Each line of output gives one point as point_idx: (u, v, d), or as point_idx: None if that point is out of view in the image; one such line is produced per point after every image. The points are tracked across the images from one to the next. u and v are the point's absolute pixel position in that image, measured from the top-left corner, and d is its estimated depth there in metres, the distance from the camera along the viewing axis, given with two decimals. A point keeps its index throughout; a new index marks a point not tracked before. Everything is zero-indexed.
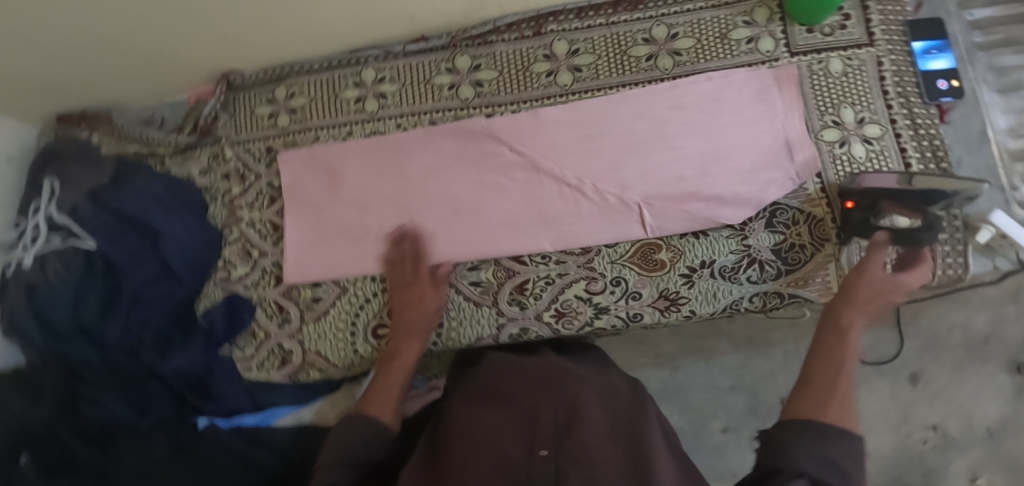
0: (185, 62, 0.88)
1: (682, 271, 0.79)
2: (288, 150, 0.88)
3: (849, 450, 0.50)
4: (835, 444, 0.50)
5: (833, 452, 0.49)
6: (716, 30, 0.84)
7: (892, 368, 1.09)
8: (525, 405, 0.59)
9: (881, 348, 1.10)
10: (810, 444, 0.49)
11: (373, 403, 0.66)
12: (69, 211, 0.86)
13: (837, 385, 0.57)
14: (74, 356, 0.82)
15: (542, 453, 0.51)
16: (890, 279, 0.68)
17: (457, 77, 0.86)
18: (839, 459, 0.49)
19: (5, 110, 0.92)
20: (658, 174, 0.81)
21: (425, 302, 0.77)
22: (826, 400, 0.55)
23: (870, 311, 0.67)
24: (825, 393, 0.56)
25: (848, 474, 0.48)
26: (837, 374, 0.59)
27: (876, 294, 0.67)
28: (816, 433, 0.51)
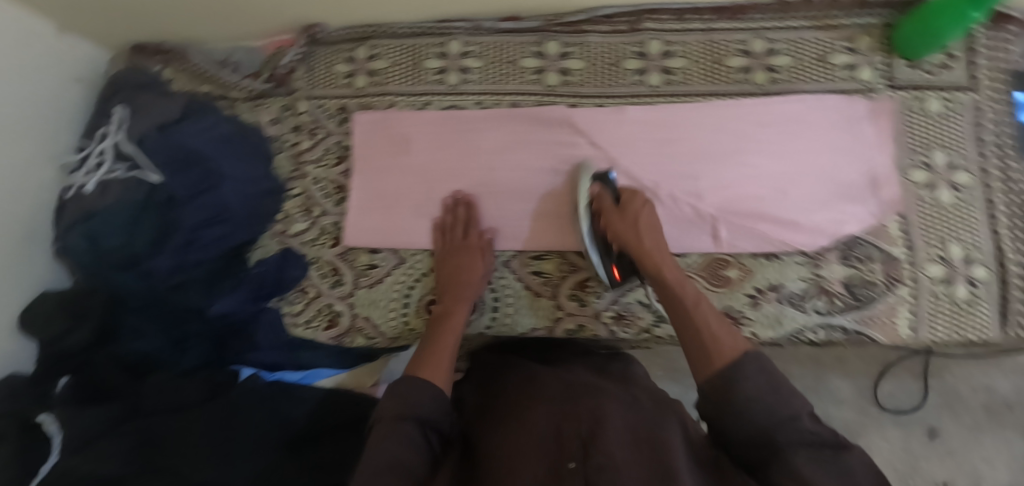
0: (271, 9, 0.86)
1: (748, 291, 0.77)
2: (362, 111, 0.87)
3: (775, 376, 0.55)
4: (761, 370, 0.55)
5: (760, 389, 0.53)
6: (816, 52, 0.81)
7: (908, 419, 1.08)
8: (545, 420, 0.56)
9: (902, 396, 1.09)
10: (756, 392, 0.53)
11: (433, 362, 0.65)
12: (136, 141, 0.85)
13: (722, 329, 0.61)
14: (120, 284, 0.81)
15: (570, 465, 0.48)
16: (640, 228, 0.72)
17: (545, 63, 0.84)
18: (778, 394, 0.53)
19: (86, 30, 0.92)
20: (737, 189, 0.79)
21: (476, 269, 0.76)
22: (727, 345, 0.59)
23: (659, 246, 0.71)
24: (722, 344, 0.59)
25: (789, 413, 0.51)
26: (715, 327, 0.61)
27: (647, 234, 0.72)
28: (758, 371, 0.55)
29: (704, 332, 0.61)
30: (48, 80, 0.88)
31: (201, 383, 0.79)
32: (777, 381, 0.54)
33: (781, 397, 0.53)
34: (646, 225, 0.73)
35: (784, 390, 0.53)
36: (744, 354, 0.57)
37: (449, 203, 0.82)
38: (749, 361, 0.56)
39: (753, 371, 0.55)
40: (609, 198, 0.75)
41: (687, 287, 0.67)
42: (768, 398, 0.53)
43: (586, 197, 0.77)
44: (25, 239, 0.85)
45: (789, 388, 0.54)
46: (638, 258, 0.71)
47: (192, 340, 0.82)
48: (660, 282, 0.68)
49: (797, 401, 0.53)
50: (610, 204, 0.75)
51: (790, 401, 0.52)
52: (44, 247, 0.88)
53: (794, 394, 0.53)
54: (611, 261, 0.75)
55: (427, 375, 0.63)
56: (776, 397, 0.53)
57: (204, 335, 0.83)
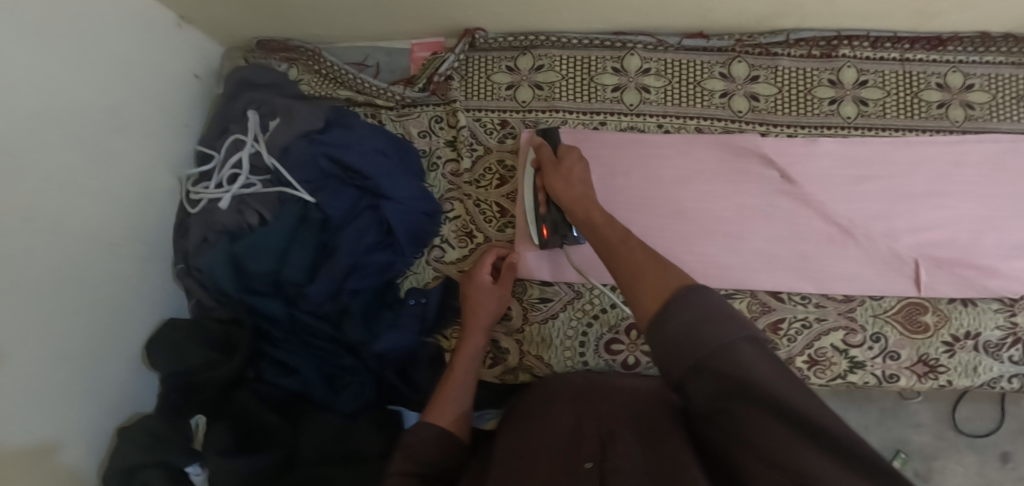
0: (437, 12, 0.77)
1: (945, 338, 0.74)
2: (530, 128, 0.80)
3: (708, 309, 0.40)
4: (692, 307, 0.40)
5: (682, 314, 0.40)
6: (1013, 89, 0.78)
7: (983, 443, 0.91)
8: (560, 421, 0.56)
9: (978, 419, 0.92)
10: (689, 321, 0.39)
11: (440, 403, 0.64)
12: (280, 152, 0.75)
13: (651, 264, 0.47)
14: (263, 311, 0.73)
15: (587, 465, 0.49)
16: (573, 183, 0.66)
17: (731, 86, 0.79)
18: (705, 329, 0.38)
19: (215, 20, 0.82)
20: (934, 230, 0.76)
21: (478, 295, 0.72)
22: (658, 278, 0.45)
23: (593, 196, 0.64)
24: (651, 280, 0.45)
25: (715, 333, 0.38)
26: (645, 263, 0.48)
27: (577, 184, 0.65)
28: (692, 307, 0.40)
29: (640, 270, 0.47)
30: (163, 77, 0.78)
31: (367, 426, 0.71)
32: (704, 314, 0.39)
33: (703, 330, 0.38)
34: (585, 181, 0.66)
35: (710, 322, 0.38)
36: (680, 288, 0.42)
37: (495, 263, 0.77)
38: (679, 300, 0.41)
39: (679, 311, 0.40)
40: (548, 149, 0.72)
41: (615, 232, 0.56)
42: (694, 339, 0.38)
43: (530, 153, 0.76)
44: (146, 257, 0.76)
45: (725, 312, 0.39)
46: (568, 208, 0.64)
47: (345, 378, 0.73)
48: (589, 226, 0.59)
49: (727, 327, 0.38)
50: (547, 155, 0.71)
51: (722, 328, 0.38)
52: (165, 268, 0.79)
53: (724, 319, 0.39)
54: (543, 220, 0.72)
55: (436, 418, 0.62)
56: (704, 332, 0.38)
57: (360, 373, 0.74)
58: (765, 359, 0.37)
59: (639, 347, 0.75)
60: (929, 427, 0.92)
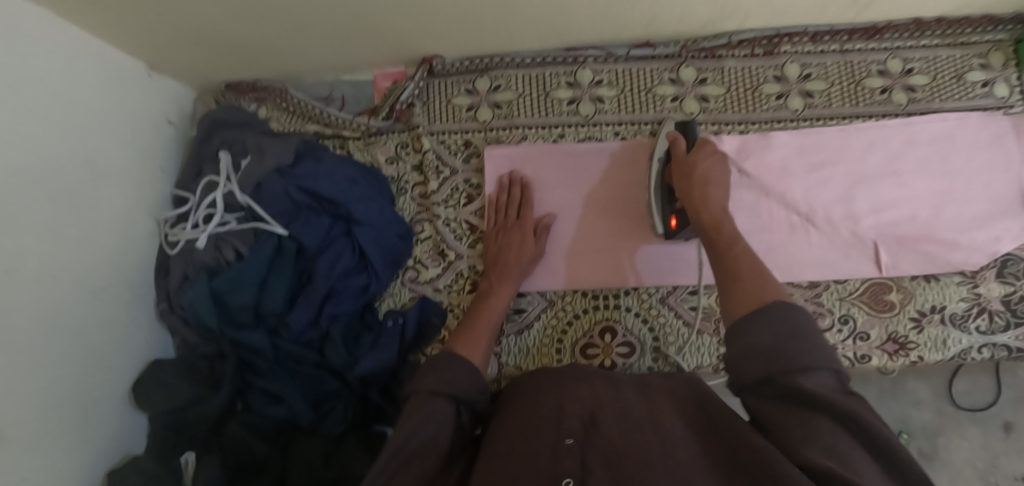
0: (394, 43, 0.81)
1: (912, 314, 0.76)
2: (493, 145, 0.83)
3: (807, 330, 0.48)
4: (778, 323, 0.48)
5: (775, 324, 0.48)
6: (952, 70, 0.81)
7: (985, 416, 0.86)
8: (545, 405, 0.54)
9: (976, 392, 0.87)
10: (782, 328, 0.48)
11: (470, 343, 0.65)
12: (253, 189, 0.78)
13: (753, 276, 0.55)
14: (248, 344, 0.75)
15: (568, 442, 0.48)
16: (693, 175, 0.68)
17: (681, 90, 0.82)
18: (793, 346, 0.46)
19: (183, 68, 0.86)
20: (890, 211, 0.78)
21: (526, 250, 0.75)
22: (759, 290, 0.53)
23: (721, 204, 0.66)
24: (748, 292, 0.53)
25: (801, 342, 0.46)
26: (754, 275, 0.55)
27: (712, 190, 0.66)
28: (788, 331, 0.47)
29: (743, 281, 0.55)
30: (137, 128, 0.82)
31: (357, 447, 0.72)
32: (799, 332, 0.47)
33: (791, 350, 0.46)
34: (706, 178, 0.67)
35: (802, 344, 0.46)
36: (773, 303, 0.50)
37: (503, 180, 0.81)
38: (775, 311, 0.49)
39: (771, 320, 0.48)
40: (684, 143, 0.72)
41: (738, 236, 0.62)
42: (777, 351, 0.47)
43: (662, 142, 0.77)
44: (131, 301, 0.79)
45: (817, 341, 0.47)
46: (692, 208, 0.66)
47: (333, 402, 0.75)
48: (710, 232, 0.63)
49: (811, 353, 0.46)
50: (683, 145, 0.72)
51: (815, 356, 0.46)
52: (150, 311, 0.82)
53: (817, 347, 0.46)
54: (672, 210, 0.74)
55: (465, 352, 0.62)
56: (792, 349, 0.46)
57: (345, 395, 0.76)
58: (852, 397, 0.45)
59: (614, 348, 0.77)
60: (929, 404, 0.88)
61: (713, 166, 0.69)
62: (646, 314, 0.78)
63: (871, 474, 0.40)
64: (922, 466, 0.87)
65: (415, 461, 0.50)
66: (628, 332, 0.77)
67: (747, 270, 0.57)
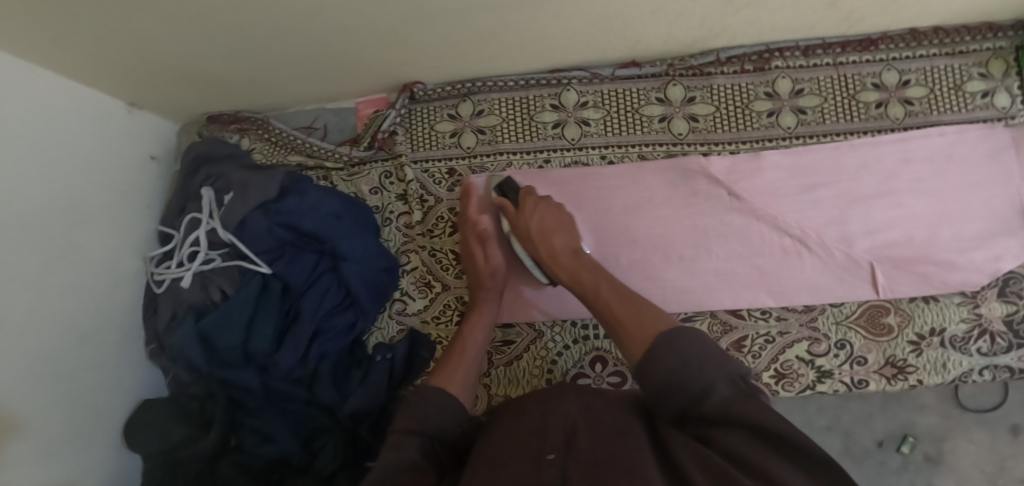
0: (374, 72, 0.79)
1: (911, 338, 0.74)
2: (476, 173, 0.81)
3: (698, 344, 0.52)
4: (667, 350, 0.52)
5: (668, 358, 0.51)
6: (951, 80, 0.78)
7: (991, 418, 0.80)
8: (528, 422, 0.52)
9: (983, 393, 0.80)
10: (672, 364, 0.51)
11: (443, 374, 0.65)
12: (236, 226, 0.76)
13: (632, 316, 0.59)
14: (236, 384, 0.75)
15: (550, 457, 0.45)
16: (532, 236, 0.71)
17: (669, 109, 0.80)
18: (690, 368, 0.50)
19: (162, 104, 0.85)
20: (888, 232, 0.76)
21: (495, 260, 0.74)
22: (639, 327, 0.57)
23: (568, 246, 0.71)
24: (636, 329, 0.57)
25: (693, 368, 0.50)
26: (629, 318, 0.59)
27: (550, 239, 0.71)
28: (681, 357, 0.51)
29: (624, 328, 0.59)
30: (119, 167, 0.81)
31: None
32: (689, 353, 0.51)
33: (686, 376, 0.50)
34: (546, 229, 0.71)
35: (695, 366, 0.50)
36: (659, 335, 0.54)
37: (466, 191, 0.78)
38: (664, 343, 0.53)
39: (654, 359, 0.52)
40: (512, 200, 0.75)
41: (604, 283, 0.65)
42: (675, 380, 0.50)
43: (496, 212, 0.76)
44: (120, 343, 0.78)
45: (710, 353, 0.51)
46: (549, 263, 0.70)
47: (322, 438, 0.74)
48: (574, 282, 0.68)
49: (707, 369, 0.49)
50: (510, 206, 0.75)
51: (710, 369, 0.49)
52: (140, 350, 0.81)
53: (712, 359, 0.50)
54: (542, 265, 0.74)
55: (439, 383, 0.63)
56: (685, 375, 0.50)
57: (335, 432, 0.74)
58: (750, 398, 0.47)
59: (605, 378, 0.76)
60: (935, 408, 0.81)
61: (553, 219, 0.72)
62: None
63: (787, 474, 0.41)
64: (926, 472, 0.81)
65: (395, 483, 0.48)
66: (618, 362, 0.76)
67: (624, 311, 0.60)
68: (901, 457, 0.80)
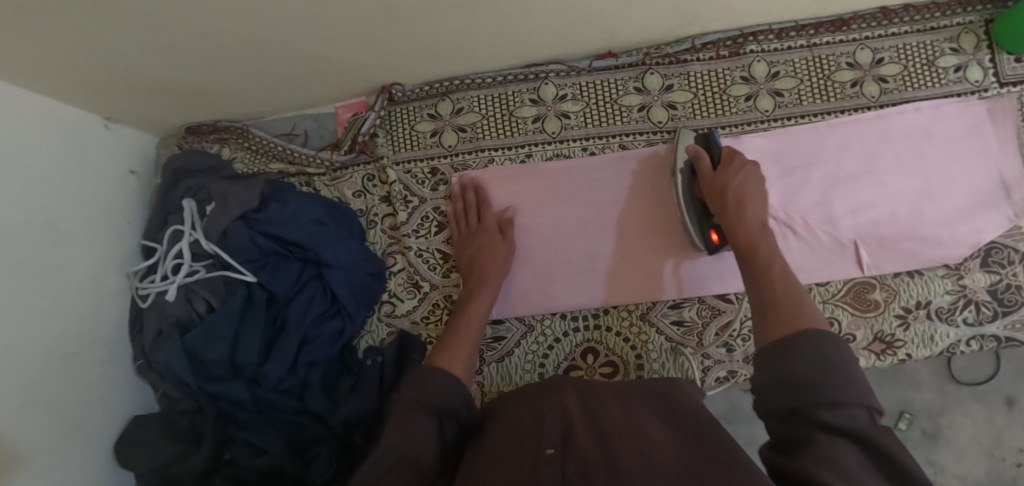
0: (350, 76, 0.79)
1: (897, 312, 0.75)
2: (459, 172, 0.82)
3: (844, 360, 0.45)
4: (812, 347, 0.46)
5: (818, 351, 0.45)
6: (924, 57, 0.79)
7: (985, 391, 0.78)
8: (523, 421, 0.52)
9: (974, 365, 0.79)
10: (817, 356, 0.45)
11: (446, 354, 0.63)
12: (219, 237, 0.76)
13: (792, 302, 0.54)
14: (228, 396, 0.74)
15: (549, 451, 0.45)
16: (728, 193, 0.67)
17: (648, 98, 0.80)
18: (824, 376, 0.43)
19: (140, 117, 0.84)
20: (869, 210, 0.76)
21: (497, 250, 0.75)
22: (792, 317, 0.51)
23: (757, 217, 0.66)
24: (788, 315, 0.52)
25: (835, 373, 0.43)
26: (784, 296, 0.55)
27: (749, 206, 0.66)
28: (828, 359, 0.45)
29: (779, 306, 0.54)
30: (98, 183, 0.80)
31: None
32: (832, 359, 0.45)
33: (826, 379, 0.43)
34: (742, 197, 0.67)
35: (839, 375, 0.43)
36: (818, 333, 0.47)
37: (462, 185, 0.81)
38: (808, 339, 0.47)
39: (805, 344, 0.46)
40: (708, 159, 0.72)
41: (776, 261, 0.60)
42: (805, 381, 0.43)
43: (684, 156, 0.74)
44: (107, 361, 0.77)
45: (856, 376, 0.44)
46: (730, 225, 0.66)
47: (315, 447, 0.73)
48: (747, 251, 0.63)
49: (847, 387, 0.42)
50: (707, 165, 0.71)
51: (846, 389, 0.42)
52: (128, 367, 0.81)
53: (852, 380, 0.43)
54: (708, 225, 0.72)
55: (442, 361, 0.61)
56: (824, 379, 0.43)
57: (329, 440, 0.74)
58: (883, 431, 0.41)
59: (597, 370, 0.76)
60: (929, 384, 0.79)
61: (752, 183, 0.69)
62: (627, 332, 0.77)
63: None
64: (924, 448, 0.79)
65: (392, 475, 0.47)
66: (610, 352, 0.76)
67: (781, 290, 0.56)
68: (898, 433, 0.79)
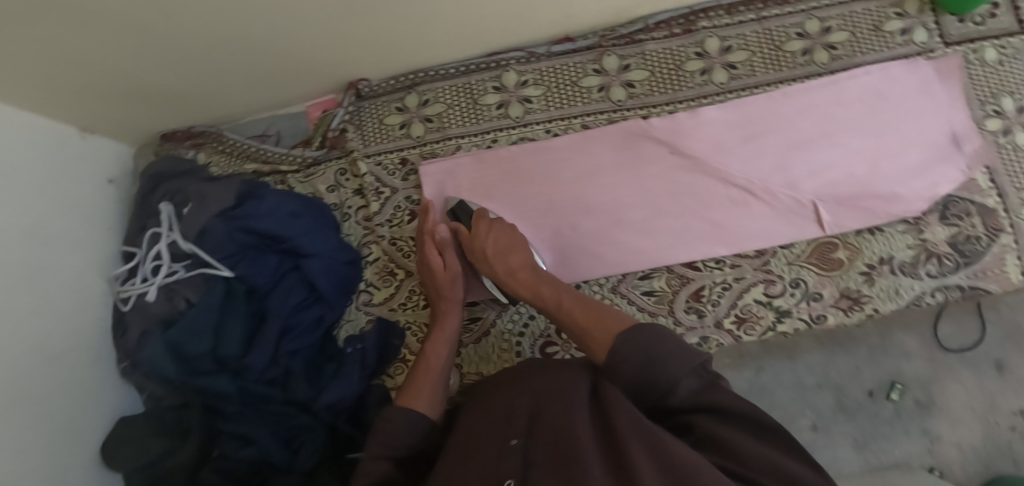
0: (317, 73, 0.81)
1: (861, 269, 0.77)
2: (429, 161, 0.84)
3: (659, 337, 0.53)
4: (631, 344, 0.53)
5: (647, 350, 0.52)
6: (870, 23, 0.81)
7: (974, 357, 0.81)
8: (494, 408, 0.53)
9: (962, 331, 0.82)
10: (637, 362, 0.52)
11: (409, 392, 0.64)
12: (197, 236, 0.78)
13: (597, 319, 0.61)
14: (212, 390, 0.75)
15: (512, 444, 0.47)
16: (487, 256, 0.72)
17: (607, 78, 0.83)
18: (651, 368, 0.51)
19: (115, 126, 0.86)
20: (829, 172, 0.78)
21: (447, 270, 0.74)
22: (603, 331, 0.58)
23: (522, 261, 0.71)
24: (603, 329, 0.59)
25: (657, 366, 0.51)
26: (589, 322, 0.61)
27: (510, 254, 0.72)
28: (641, 345, 0.52)
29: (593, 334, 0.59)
30: (77, 191, 0.82)
31: (328, 477, 0.72)
32: (650, 345, 0.52)
33: (655, 371, 0.51)
34: (503, 248, 0.72)
35: (659, 361, 0.51)
36: (623, 332, 0.55)
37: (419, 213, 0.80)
38: (623, 341, 0.54)
39: (624, 346, 0.53)
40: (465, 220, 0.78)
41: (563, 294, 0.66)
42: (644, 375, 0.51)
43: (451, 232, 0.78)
44: (92, 363, 0.79)
45: (673, 345, 0.52)
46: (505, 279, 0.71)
47: (303, 436, 0.74)
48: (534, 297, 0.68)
49: (673, 364, 0.51)
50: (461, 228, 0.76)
51: (674, 364, 0.51)
52: (113, 369, 0.82)
53: (675, 353, 0.51)
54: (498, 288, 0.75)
55: (408, 402, 0.62)
56: (651, 369, 0.51)
57: (315, 427, 0.74)
58: (715, 387, 0.51)
59: (572, 344, 0.77)
60: (919, 354, 0.82)
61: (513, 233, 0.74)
62: None
63: (753, 447, 0.47)
64: (920, 418, 0.82)
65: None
66: None
67: (584, 315, 0.62)
68: (892, 405, 0.82)
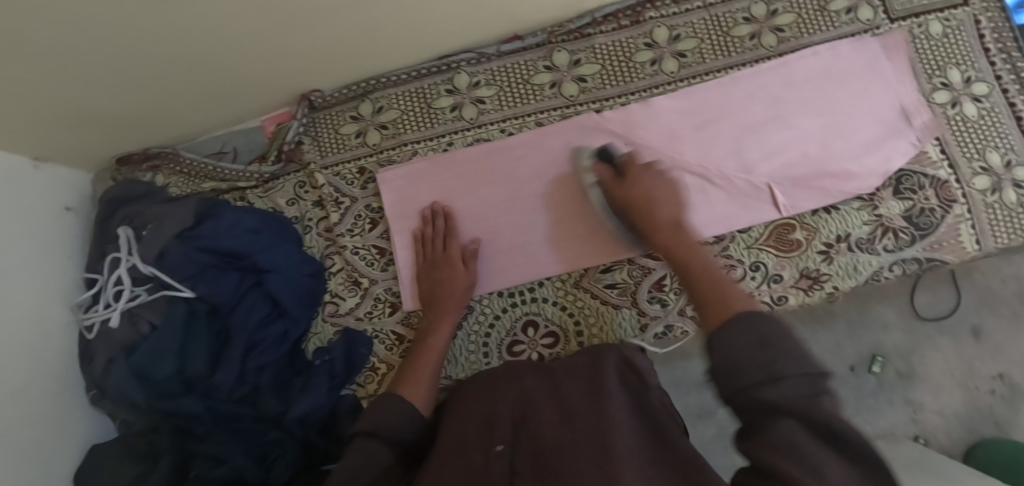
0: (268, 87, 0.81)
1: (819, 248, 0.77)
2: (386, 168, 0.83)
3: (781, 330, 0.43)
4: (750, 329, 0.43)
5: (759, 332, 0.43)
6: (815, 3, 0.82)
7: (951, 324, 0.83)
8: (476, 413, 0.53)
9: (940, 299, 0.83)
10: (756, 342, 0.42)
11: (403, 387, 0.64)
12: (156, 258, 0.78)
13: (731, 291, 0.52)
14: (180, 411, 0.74)
15: (498, 449, 0.47)
16: (634, 202, 0.68)
17: (558, 75, 0.83)
18: (769, 353, 0.41)
19: (68, 152, 0.86)
20: (782, 155, 0.79)
21: (456, 283, 0.75)
22: (729, 303, 0.50)
23: (669, 218, 0.66)
24: (729, 300, 0.50)
25: (769, 352, 0.41)
26: (715, 290, 0.53)
27: (663, 208, 0.67)
28: (746, 327, 0.44)
29: (713, 301, 0.52)
30: (33, 221, 0.82)
31: None
32: (771, 334, 0.42)
33: (762, 356, 0.41)
34: (650, 201, 0.67)
35: (770, 351, 0.41)
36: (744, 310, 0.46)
37: (426, 212, 0.81)
38: (745, 319, 0.45)
39: (734, 326, 0.45)
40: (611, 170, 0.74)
41: (700, 257, 0.60)
42: (761, 351, 0.42)
43: (590, 176, 0.76)
44: (59, 392, 0.78)
45: (797, 345, 0.42)
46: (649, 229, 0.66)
47: (275, 451, 0.74)
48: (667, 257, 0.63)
49: (790, 359, 0.41)
50: (609, 175, 0.74)
51: (786, 360, 0.40)
52: (83, 397, 0.82)
53: (794, 349, 0.41)
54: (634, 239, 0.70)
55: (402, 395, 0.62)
56: (767, 354, 0.41)
57: (287, 442, 0.74)
58: (823, 400, 0.39)
59: (539, 341, 0.78)
60: (897, 325, 0.84)
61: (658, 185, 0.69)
62: (564, 301, 0.79)
63: (832, 467, 0.36)
64: (902, 388, 0.83)
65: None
66: (549, 323, 0.79)
67: (711, 281, 0.55)
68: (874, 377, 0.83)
